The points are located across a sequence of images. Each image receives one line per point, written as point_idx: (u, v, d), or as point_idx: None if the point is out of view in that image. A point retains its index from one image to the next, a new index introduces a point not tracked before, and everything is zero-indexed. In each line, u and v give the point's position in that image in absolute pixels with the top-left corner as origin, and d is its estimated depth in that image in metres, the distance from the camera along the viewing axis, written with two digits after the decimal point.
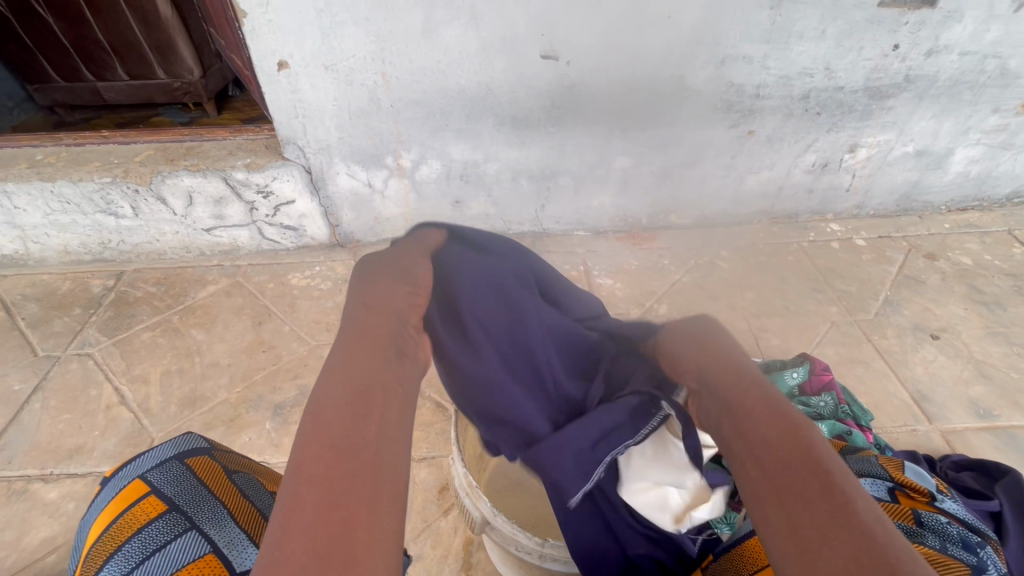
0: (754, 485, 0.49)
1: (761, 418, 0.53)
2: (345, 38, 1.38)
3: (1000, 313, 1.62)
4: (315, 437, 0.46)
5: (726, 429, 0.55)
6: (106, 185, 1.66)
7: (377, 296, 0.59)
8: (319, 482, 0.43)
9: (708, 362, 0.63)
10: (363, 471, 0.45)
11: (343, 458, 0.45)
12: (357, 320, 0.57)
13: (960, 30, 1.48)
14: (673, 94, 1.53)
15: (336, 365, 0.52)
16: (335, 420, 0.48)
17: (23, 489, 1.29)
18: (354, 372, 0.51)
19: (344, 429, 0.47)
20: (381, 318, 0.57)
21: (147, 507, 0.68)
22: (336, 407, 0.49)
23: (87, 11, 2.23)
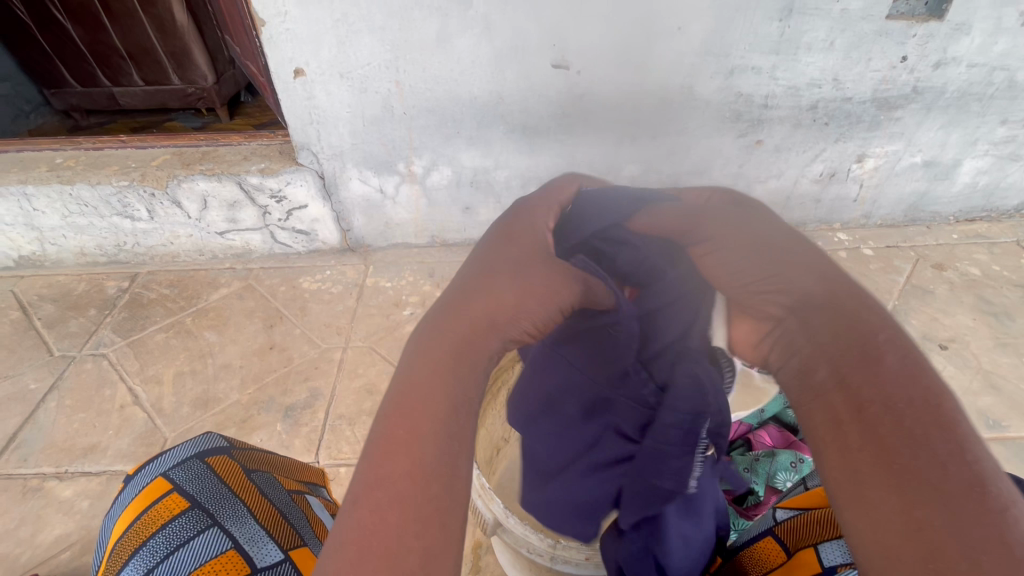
0: (845, 450, 0.43)
1: (869, 381, 0.43)
2: (360, 46, 1.41)
3: (1009, 324, 1.63)
4: (394, 436, 0.46)
5: (829, 385, 0.46)
6: (123, 188, 1.69)
7: (502, 288, 0.58)
8: (405, 486, 0.43)
9: (806, 291, 0.51)
10: (443, 483, 0.45)
11: (425, 467, 0.44)
12: (459, 306, 0.56)
13: (968, 43, 1.49)
14: (681, 104, 1.54)
15: (427, 359, 0.51)
16: (410, 421, 0.47)
17: (38, 487, 1.30)
18: (452, 374, 0.50)
19: (427, 437, 0.46)
20: (482, 309, 0.55)
21: (169, 504, 0.69)
22: (405, 406, 0.48)
23: (105, 18, 2.29)
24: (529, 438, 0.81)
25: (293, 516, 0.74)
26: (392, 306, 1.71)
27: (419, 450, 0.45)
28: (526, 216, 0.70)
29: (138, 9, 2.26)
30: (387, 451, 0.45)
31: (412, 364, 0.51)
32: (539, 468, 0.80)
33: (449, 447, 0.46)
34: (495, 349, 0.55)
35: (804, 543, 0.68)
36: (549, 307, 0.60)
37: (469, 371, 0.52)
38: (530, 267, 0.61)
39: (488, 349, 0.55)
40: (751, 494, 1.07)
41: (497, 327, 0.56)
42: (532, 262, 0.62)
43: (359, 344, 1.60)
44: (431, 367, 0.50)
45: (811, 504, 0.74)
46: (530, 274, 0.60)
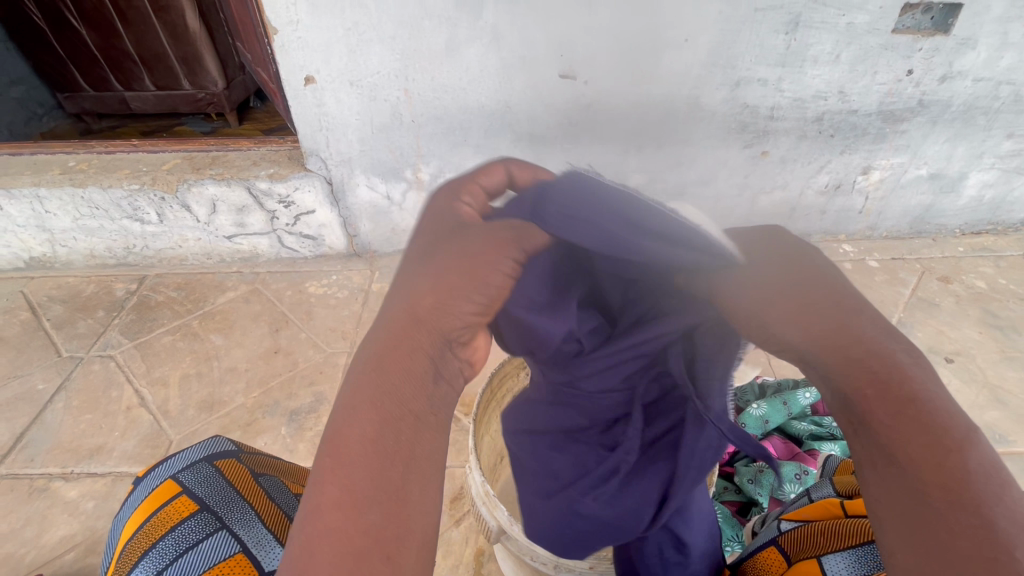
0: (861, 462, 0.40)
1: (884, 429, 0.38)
2: (370, 55, 1.43)
3: (1015, 338, 1.62)
4: (324, 465, 0.36)
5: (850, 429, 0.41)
6: (134, 192, 1.71)
7: (423, 283, 0.45)
8: (341, 522, 0.35)
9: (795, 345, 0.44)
10: (385, 510, 0.36)
11: (359, 499, 0.35)
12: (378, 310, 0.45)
13: (974, 57, 1.50)
14: (687, 115, 1.55)
15: (347, 378, 0.41)
16: (340, 448, 0.37)
17: (43, 487, 1.31)
18: (375, 383, 0.40)
19: (353, 461, 0.37)
20: (400, 306, 0.43)
21: (179, 507, 0.70)
22: (341, 427, 0.38)
23: (119, 24, 2.32)
24: (531, 460, 0.78)
25: None
26: None
27: (347, 477, 0.36)
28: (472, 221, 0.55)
29: (152, 15, 2.31)
30: (315, 483, 0.36)
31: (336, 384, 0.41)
32: (549, 492, 0.76)
33: (391, 469, 0.37)
34: (432, 343, 0.43)
35: (806, 555, 0.68)
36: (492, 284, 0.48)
37: (399, 374, 0.40)
38: (463, 244, 0.48)
39: (422, 345, 0.42)
40: (755, 506, 1.07)
41: (423, 320, 0.43)
42: (464, 241, 0.49)
43: None
44: (351, 384, 0.40)
45: (817, 517, 0.73)
46: (459, 253, 0.47)
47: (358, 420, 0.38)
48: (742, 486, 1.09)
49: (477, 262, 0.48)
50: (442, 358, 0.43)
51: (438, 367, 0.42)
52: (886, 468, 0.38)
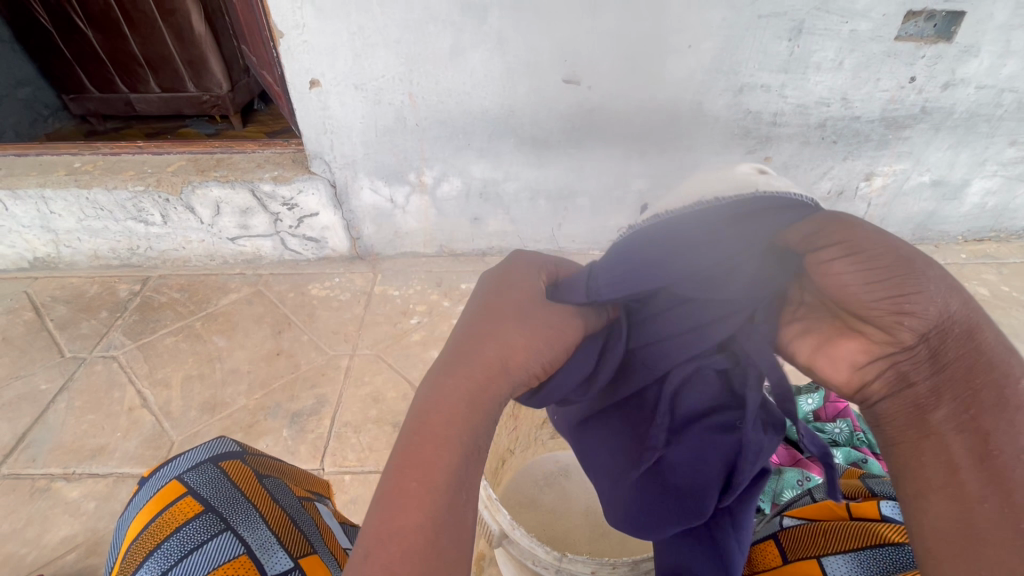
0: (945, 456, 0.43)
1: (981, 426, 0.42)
2: (375, 59, 1.44)
3: (1017, 345, 1.61)
4: (403, 488, 0.40)
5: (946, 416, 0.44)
6: (139, 193, 1.72)
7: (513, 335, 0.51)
8: (420, 546, 0.38)
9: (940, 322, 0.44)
10: (456, 542, 0.40)
11: (438, 524, 0.39)
12: (465, 346, 0.49)
13: (977, 65, 1.50)
14: (690, 120, 1.56)
15: (434, 405, 0.44)
16: (418, 470, 0.41)
17: (45, 487, 1.31)
18: (462, 420, 0.44)
19: (438, 490, 0.41)
20: (494, 355, 0.48)
21: (183, 508, 0.70)
22: (418, 449, 0.42)
23: (125, 26, 2.34)
24: (598, 450, 0.74)
25: (303, 523, 0.74)
26: (400, 314, 1.72)
27: (428, 504, 0.40)
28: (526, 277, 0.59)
29: (158, 18, 2.32)
30: (396, 503, 0.39)
31: (423, 409, 0.44)
32: (618, 471, 0.72)
33: (464, 505, 0.41)
34: (504, 395, 0.49)
35: (807, 555, 0.68)
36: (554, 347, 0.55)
37: (481, 409, 0.46)
38: (537, 306, 0.55)
39: (499, 394, 0.48)
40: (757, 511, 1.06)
41: (508, 371, 0.49)
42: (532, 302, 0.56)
43: (367, 352, 1.60)
44: (442, 413, 0.44)
45: (819, 516, 0.72)
46: (538, 315, 0.55)
47: (440, 441, 0.43)
48: None
49: (552, 322, 0.56)
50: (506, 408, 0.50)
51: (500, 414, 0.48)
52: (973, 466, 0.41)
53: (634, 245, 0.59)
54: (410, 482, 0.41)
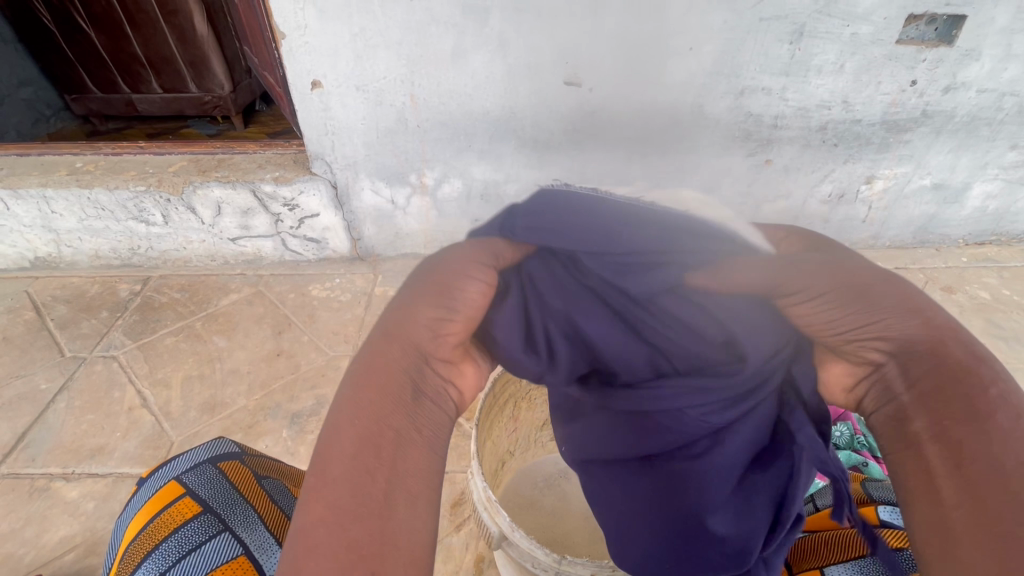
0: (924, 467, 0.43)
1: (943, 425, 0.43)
2: (376, 61, 1.44)
3: (1018, 349, 1.61)
4: (310, 486, 0.42)
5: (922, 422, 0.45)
6: (140, 193, 1.72)
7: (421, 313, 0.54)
8: (327, 538, 0.39)
9: (906, 335, 0.48)
10: (368, 525, 0.40)
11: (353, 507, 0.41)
12: (368, 344, 0.52)
13: (977, 69, 1.51)
14: (692, 122, 1.56)
15: (339, 406, 0.47)
16: (322, 466, 0.43)
17: (44, 486, 1.31)
18: (365, 407, 0.47)
19: (339, 480, 0.42)
20: (394, 320, 0.53)
21: (182, 508, 0.70)
22: (329, 447, 0.44)
23: (128, 27, 2.35)
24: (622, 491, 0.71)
25: None
26: None
27: (330, 495, 0.41)
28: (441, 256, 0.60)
29: (160, 18, 2.32)
30: (302, 504, 0.41)
31: (331, 413, 0.47)
32: (667, 529, 0.67)
33: (374, 486, 0.42)
34: (411, 365, 0.51)
35: (809, 565, 0.70)
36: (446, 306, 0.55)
37: (387, 389, 0.48)
38: (428, 269, 0.58)
39: (400, 362, 0.50)
40: None
41: (393, 336, 0.52)
42: (422, 268, 0.59)
43: None
44: (344, 411, 0.47)
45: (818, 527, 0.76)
46: (422, 278, 0.57)
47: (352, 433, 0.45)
48: None
49: (442, 271, 0.58)
50: (423, 375, 0.52)
51: (418, 385, 0.51)
52: (948, 468, 0.41)
53: (560, 206, 0.64)
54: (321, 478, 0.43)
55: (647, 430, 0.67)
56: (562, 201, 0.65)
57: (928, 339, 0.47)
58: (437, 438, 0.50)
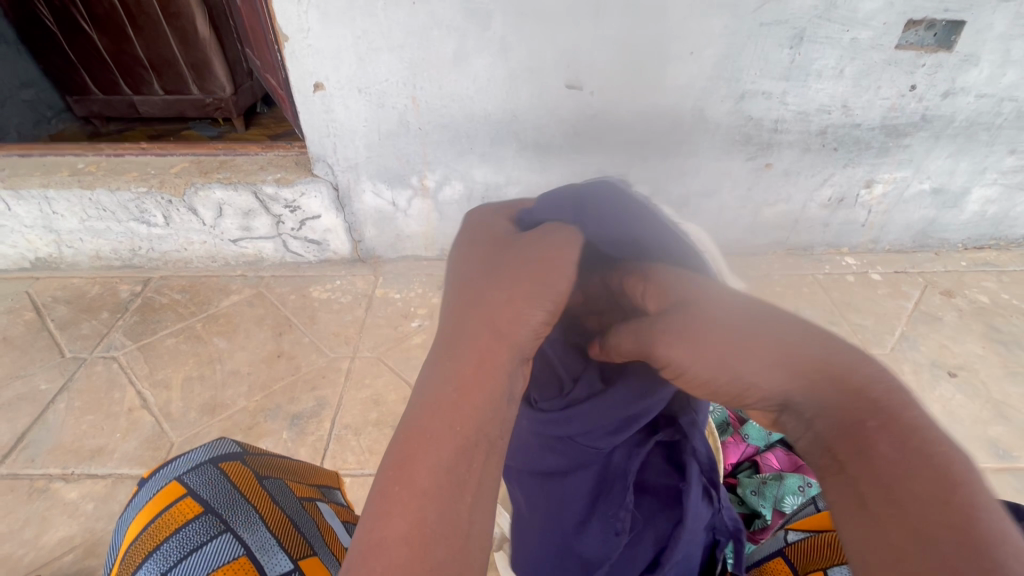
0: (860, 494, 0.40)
1: (920, 456, 0.39)
2: (379, 63, 1.45)
3: (1018, 353, 1.61)
4: (390, 495, 0.41)
5: (888, 446, 0.40)
6: (142, 194, 1.72)
7: (496, 294, 0.51)
8: (402, 555, 0.38)
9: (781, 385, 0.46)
10: (451, 545, 0.39)
11: (426, 529, 0.39)
12: (455, 333, 0.49)
13: (977, 74, 1.51)
14: (692, 126, 1.56)
15: (427, 403, 0.45)
16: (404, 473, 0.42)
17: (43, 487, 1.31)
18: (461, 413, 0.45)
19: (427, 493, 0.41)
20: (494, 306, 0.50)
21: (183, 508, 0.70)
22: (415, 447, 0.43)
23: (130, 29, 2.35)
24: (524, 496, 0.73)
25: (302, 524, 0.74)
26: (401, 317, 1.72)
27: (417, 510, 0.40)
28: (497, 212, 0.66)
29: (162, 20, 2.33)
30: (383, 515, 0.40)
31: (413, 411, 0.45)
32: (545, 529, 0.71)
33: (460, 501, 0.41)
34: (504, 370, 0.48)
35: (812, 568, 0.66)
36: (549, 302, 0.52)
37: (483, 386, 0.46)
38: (529, 254, 0.54)
39: (497, 366, 0.48)
40: (758, 517, 1.05)
41: (503, 335, 0.49)
42: (516, 245, 0.56)
43: (367, 355, 1.60)
44: (436, 416, 0.44)
45: (823, 527, 0.72)
46: (519, 268, 0.53)
47: (444, 440, 0.43)
48: (745, 498, 1.07)
49: (534, 258, 0.53)
50: (515, 380, 0.49)
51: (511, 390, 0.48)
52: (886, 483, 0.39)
53: (623, 204, 0.58)
54: (402, 482, 0.41)
55: (539, 450, 0.67)
56: (625, 200, 0.58)
57: (802, 384, 0.45)
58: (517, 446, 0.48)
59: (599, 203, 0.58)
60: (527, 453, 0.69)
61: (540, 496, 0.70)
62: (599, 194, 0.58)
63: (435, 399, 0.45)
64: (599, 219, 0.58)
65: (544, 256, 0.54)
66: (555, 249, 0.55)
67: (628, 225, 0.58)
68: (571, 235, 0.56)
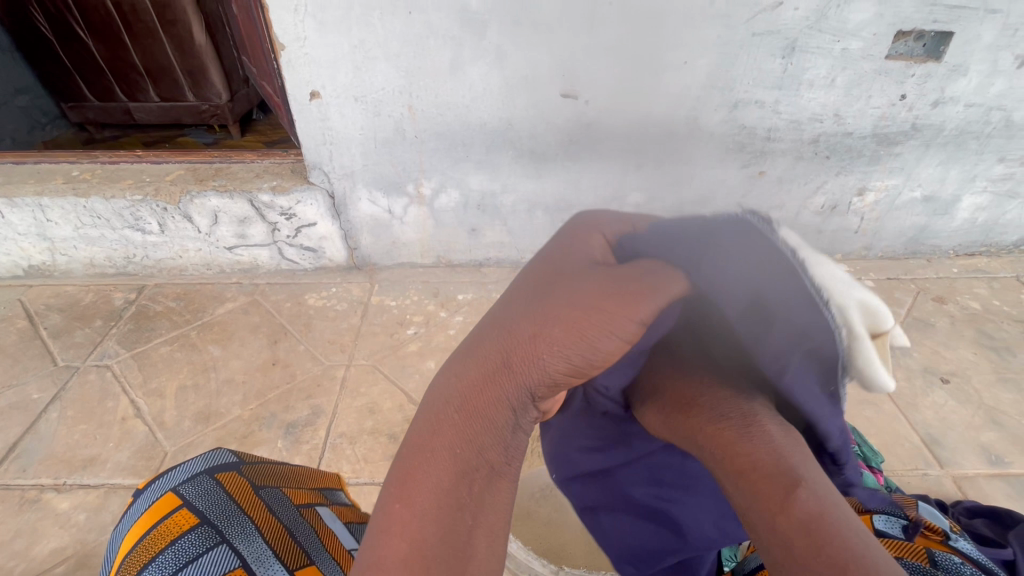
0: (745, 507, 0.48)
1: (752, 472, 0.48)
2: (375, 72, 1.46)
3: (1010, 359, 1.62)
4: (392, 513, 0.41)
5: (732, 489, 0.50)
6: (137, 202, 1.72)
7: (525, 323, 0.46)
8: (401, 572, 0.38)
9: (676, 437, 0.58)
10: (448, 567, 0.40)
11: (423, 551, 0.39)
12: (471, 347, 0.48)
13: (965, 83, 1.54)
14: (686, 134, 1.57)
15: (432, 421, 0.44)
16: (404, 492, 0.42)
17: (34, 498, 1.29)
18: (461, 433, 0.44)
19: (427, 514, 0.41)
20: (519, 338, 0.46)
21: (179, 520, 0.69)
22: (415, 469, 0.43)
23: (126, 37, 2.36)
24: (590, 497, 0.76)
25: (300, 531, 0.73)
26: (396, 325, 1.72)
27: (417, 530, 0.40)
28: (596, 225, 0.60)
29: (158, 28, 2.34)
30: (383, 534, 0.40)
31: (419, 428, 0.45)
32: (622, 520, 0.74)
33: (463, 526, 0.41)
34: (516, 399, 0.46)
35: None
36: (585, 337, 0.46)
37: (493, 414, 0.45)
38: (573, 285, 0.48)
39: (507, 400, 0.46)
40: None
41: (514, 369, 0.46)
42: (567, 278, 0.50)
43: (362, 363, 1.60)
44: (436, 438, 0.44)
45: None
46: (557, 299, 0.47)
47: (444, 465, 0.42)
48: None
49: (581, 302, 0.47)
50: (523, 411, 0.47)
51: (516, 419, 0.47)
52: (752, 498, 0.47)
53: (749, 249, 0.47)
54: (403, 500, 0.42)
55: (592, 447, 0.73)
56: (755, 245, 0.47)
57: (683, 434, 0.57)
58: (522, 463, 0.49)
59: (716, 245, 0.50)
60: (585, 458, 0.74)
61: (605, 489, 0.74)
62: (715, 224, 0.51)
63: (438, 418, 0.44)
64: (708, 263, 0.50)
65: (594, 284, 0.48)
66: (614, 277, 0.50)
67: (744, 276, 0.48)
68: (649, 279, 0.50)
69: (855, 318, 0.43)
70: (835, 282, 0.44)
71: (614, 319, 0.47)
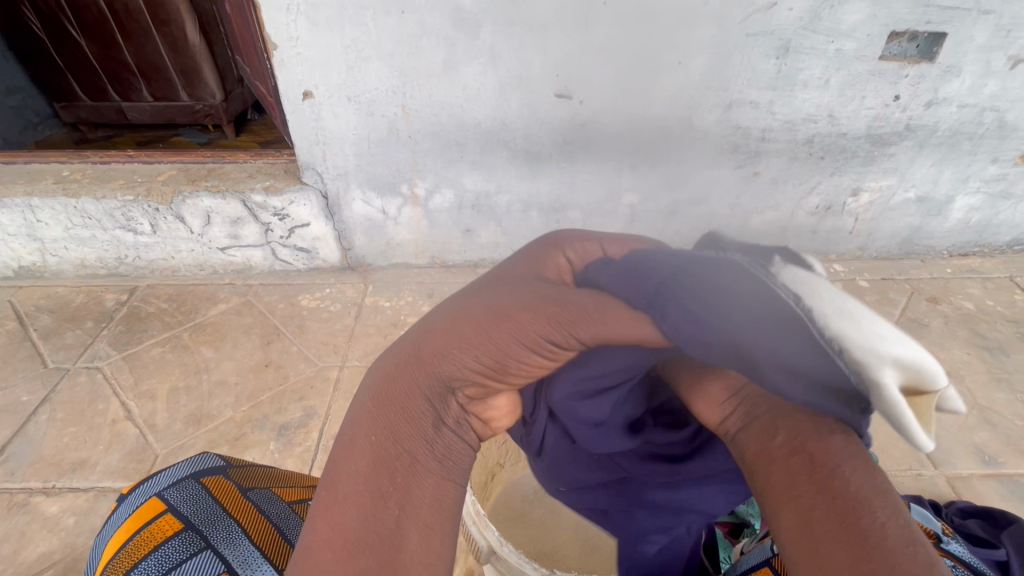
0: (834, 467, 0.41)
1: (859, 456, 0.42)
2: (369, 72, 1.45)
3: (1003, 359, 1.63)
4: (321, 502, 0.43)
5: (832, 446, 0.42)
6: (128, 203, 1.71)
7: (439, 325, 0.51)
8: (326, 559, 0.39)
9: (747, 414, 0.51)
10: (374, 554, 0.39)
11: (348, 537, 0.40)
12: (398, 347, 0.53)
13: (959, 84, 1.54)
14: (681, 135, 1.57)
15: (359, 416, 0.48)
16: (333, 485, 0.44)
17: (23, 501, 1.28)
18: (380, 424, 0.46)
19: (348, 500, 0.42)
20: (432, 339, 0.50)
21: (162, 526, 0.68)
22: (343, 462, 0.45)
23: (119, 36, 2.35)
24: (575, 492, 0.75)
25: (290, 528, 0.73)
26: (390, 326, 1.71)
27: (339, 516, 0.41)
28: (557, 245, 0.65)
29: (151, 27, 2.32)
30: (313, 522, 0.42)
31: (347, 428, 0.48)
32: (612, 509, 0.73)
33: (388, 516, 0.41)
34: (431, 390, 0.48)
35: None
36: (495, 336, 0.49)
37: (414, 405, 0.48)
38: (494, 294, 0.53)
39: (421, 388, 0.48)
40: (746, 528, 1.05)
41: (426, 362, 0.49)
42: (493, 288, 0.55)
43: (356, 364, 1.59)
44: (363, 431, 0.46)
45: None
46: (476, 303, 0.52)
47: (367, 454, 0.44)
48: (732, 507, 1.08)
49: (495, 308, 0.51)
50: (445, 405, 0.49)
51: (439, 415, 0.49)
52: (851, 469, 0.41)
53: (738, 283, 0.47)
54: (332, 489, 0.43)
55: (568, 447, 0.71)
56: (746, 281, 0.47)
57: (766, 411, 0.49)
58: (457, 465, 0.49)
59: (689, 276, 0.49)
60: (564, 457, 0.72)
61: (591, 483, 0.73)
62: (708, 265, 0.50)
63: (364, 413, 0.48)
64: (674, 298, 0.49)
65: (516, 297, 0.52)
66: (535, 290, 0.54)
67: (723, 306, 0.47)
68: (588, 304, 0.54)
69: (883, 375, 0.39)
70: (859, 337, 0.40)
71: (521, 323, 0.50)
